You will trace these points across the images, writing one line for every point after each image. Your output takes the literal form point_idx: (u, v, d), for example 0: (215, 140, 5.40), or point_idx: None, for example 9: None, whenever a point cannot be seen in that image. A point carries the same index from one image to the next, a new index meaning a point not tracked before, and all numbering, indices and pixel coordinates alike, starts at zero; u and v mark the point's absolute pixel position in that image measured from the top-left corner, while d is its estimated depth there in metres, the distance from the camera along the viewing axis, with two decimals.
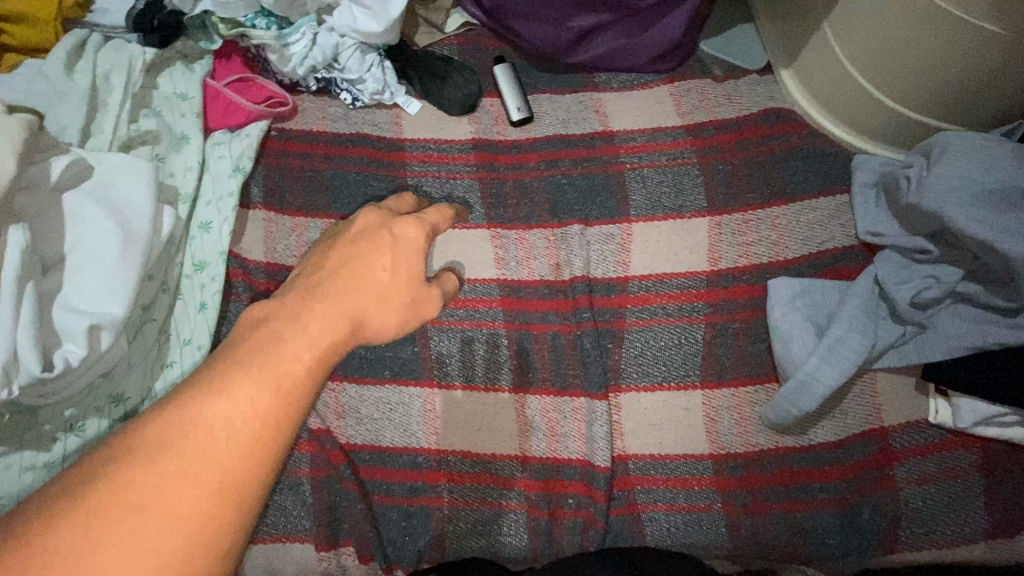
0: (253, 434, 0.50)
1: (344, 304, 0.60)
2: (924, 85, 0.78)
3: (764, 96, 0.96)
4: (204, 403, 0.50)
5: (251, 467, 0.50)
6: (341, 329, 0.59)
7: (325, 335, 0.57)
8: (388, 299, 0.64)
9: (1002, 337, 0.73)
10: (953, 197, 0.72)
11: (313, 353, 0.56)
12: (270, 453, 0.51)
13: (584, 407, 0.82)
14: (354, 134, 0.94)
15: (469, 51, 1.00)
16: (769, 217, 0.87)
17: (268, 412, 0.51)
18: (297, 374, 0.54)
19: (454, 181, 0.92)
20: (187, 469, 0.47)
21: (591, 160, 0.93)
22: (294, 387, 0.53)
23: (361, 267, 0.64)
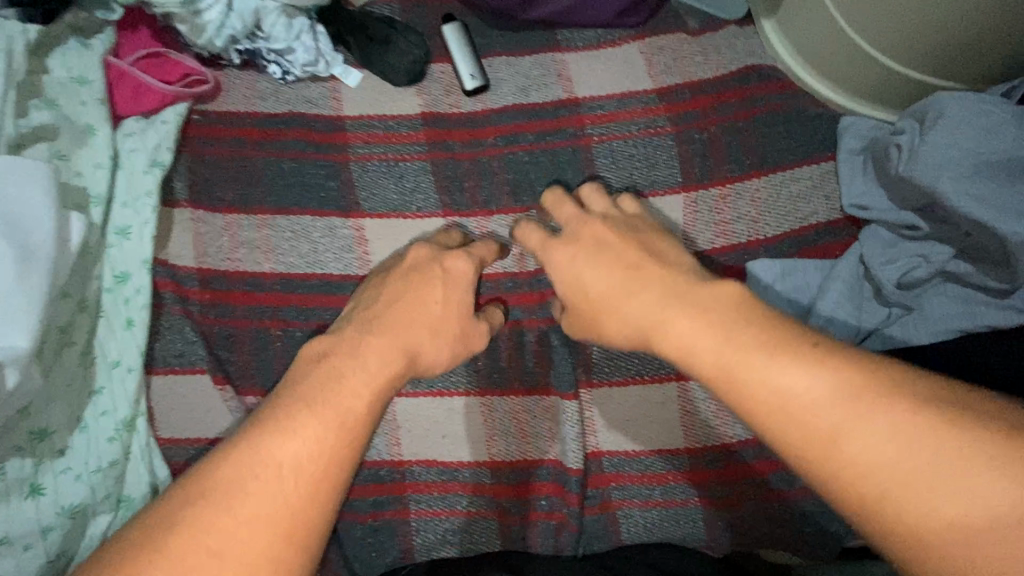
0: (321, 470, 0.52)
1: (400, 337, 0.64)
2: (919, 39, 0.70)
3: (743, 51, 0.86)
4: (276, 441, 0.52)
5: (322, 505, 0.51)
6: (396, 362, 0.62)
7: (382, 369, 0.61)
8: (441, 331, 0.68)
9: (992, 319, 0.67)
10: (947, 169, 0.65)
11: (372, 388, 0.59)
12: (340, 487, 0.53)
13: (554, 407, 0.78)
14: (286, 114, 0.84)
15: (413, 9, 0.88)
16: (748, 192, 0.80)
17: (333, 448, 0.53)
18: (358, 410, 0.56)
19: (403, 163, 0.83)
20: (257, 509, 0.49)
21: (555, 132, 0.84)
22: (352, 422, 0.55)
23: (416, 301, 0.68)
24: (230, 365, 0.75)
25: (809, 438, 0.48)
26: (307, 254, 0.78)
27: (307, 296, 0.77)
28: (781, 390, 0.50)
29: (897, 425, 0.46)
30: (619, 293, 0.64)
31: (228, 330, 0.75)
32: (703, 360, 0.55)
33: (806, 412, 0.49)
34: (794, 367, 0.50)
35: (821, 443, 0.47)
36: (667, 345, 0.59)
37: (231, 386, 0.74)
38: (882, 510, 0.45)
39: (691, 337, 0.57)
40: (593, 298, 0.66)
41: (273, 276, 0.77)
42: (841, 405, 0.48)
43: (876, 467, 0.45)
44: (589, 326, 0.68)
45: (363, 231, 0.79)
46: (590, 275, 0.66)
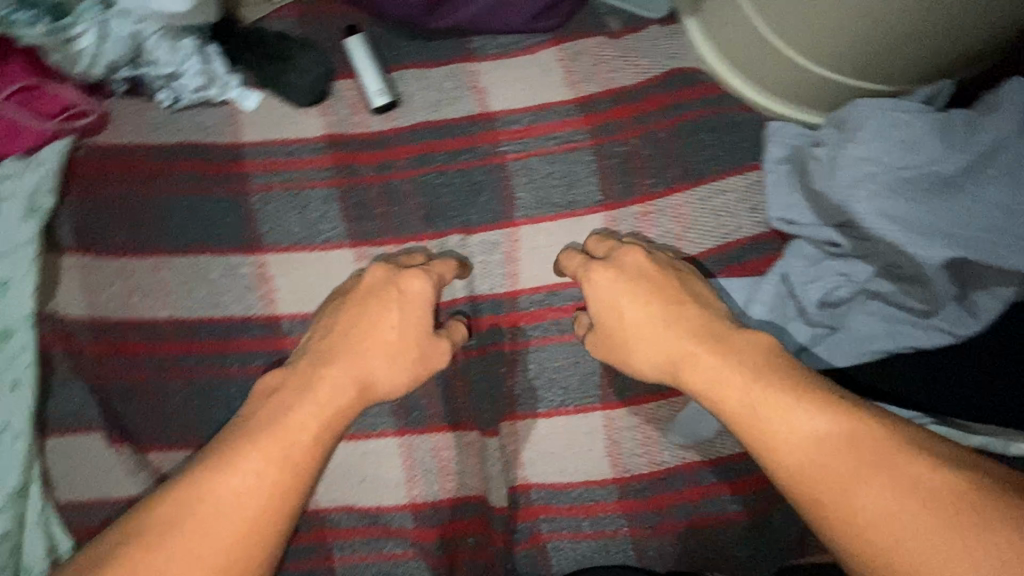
0: (261, 508, 0.55)
1: (352, 368, 0.64)
2: (837, 42, 0.66)
3: (667, 54, 0.81)
4: (219, 477, 0.55)
5: (261, 540, 0.55)
6: (346, 395, 0.62)
7: (332, 403, 0.61)
8: (399, 354, 0.66)
9: (916, 339, 0.65)
10: (862, 188, 0.62)
11: (321, 420, 0.60)
12: (279, 525, 0.56)
13: (477, 442, 0.76)
14: (178, 144, 0.78)
15: (313, 21, 0.82)
16: (670, 207, 0.76)
17: (275, 486, 0.56)
18: (303, 444, 0.59)
19: (308, 192, 0.78)
20: (193, 547, 0.53)
21: (469, 150, 0.80)
22: (297, 459, 0.58)
23: (369, 325, 0.67)
24: (131, 420, 0.71)
25: (826, 484, 0.51)
26: (207, 296, 0.74)
27: (209, 342, 0.73)
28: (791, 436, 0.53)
29: (911, 480, 0.48)
30: (657, 323, 0.65)
31: (127, 383, 0.72)
32: (726, 397, 0.58)
33: (819, 457, 0.52)
34: (815, 412, 0.53)
35: (837, 488, 0.50)
36: (695, 380, 0.61)
37: (130, 444, 0.70)
38: (888, 563, 0.47)
39: (716, 372, 0.60)
40: (622, 325, 0.67)
41: (172, 323, 0.73)
42: (857, 456, 0.50)
43: (885, 520, 0.47)
44: (612, 351, 0.68)
45: (266, 267, 0.75)
46: (622, 304, 0.67)
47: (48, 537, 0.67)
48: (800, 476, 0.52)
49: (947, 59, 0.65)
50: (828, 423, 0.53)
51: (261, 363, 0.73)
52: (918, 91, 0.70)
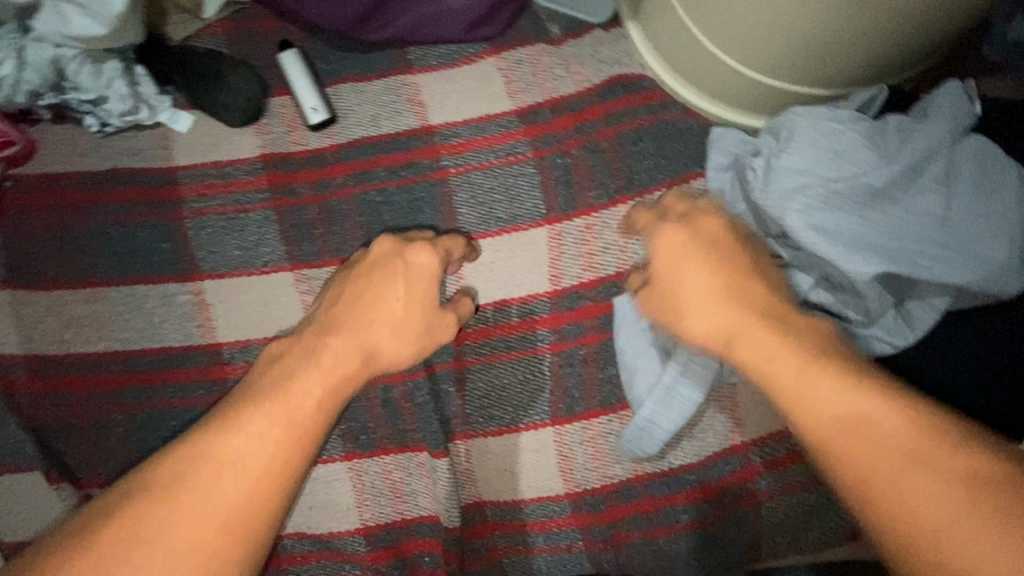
0: (263, 467, 0.55)
1: (357, 338, 0.62)
2: (772, 47, 0.64)
3: (608, 60, 0.80)
4: (224, 436, 0.56)
5: (260, 505, 0.55)
6: (350, 364, 0.61)
7: (331, 371, 0.60)
8: (403, 326, 0.64)
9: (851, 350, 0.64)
10: (797, 198, 0.61)
11: (325, 387, 0.60)
12: (280, 488, 0.56)
13: (428, 463, 0.75)
14: (108, 170, 0.76)
15: (245, 37, 0.80)
16: (614, 220, 0.76)
17: (280, 449, 0.56)
18: (305, 411, 0.58)
19: (245, 215, 0.76)
20: (197, 503, 0.53)
21: (409, 165, 0.78)
22: (301, 423, 0.57)
23: (375, 296, 0.64)
24: (70, 458, 0.70)
25: (872, 466, 0.48)
26: (143, 327, 0.73)
27: (147, 374, 0.72)
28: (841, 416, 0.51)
29: (958, 471, 0.46)
30: (710, 290, 0.61)
31: (66, 420, 0.70)
32: (780, 373, 0.55)
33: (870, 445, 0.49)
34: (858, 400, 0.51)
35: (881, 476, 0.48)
36: (748, 355, 0.58)
37: (69, 483, 0.69)
38: (934, 548, 0.44)
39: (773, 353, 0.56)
40: (678, 289, 0.63)
41: (108, 356, 0.72)
42: (908, 448, 0.48)
43: (937, 512, 0.45)
44: (666, 316, 0.64)
45: (203, 294, 0.74)
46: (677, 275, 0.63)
47: None
48: (844, 462, 0.50)
49: (882, 60, 0.64)
50: (876, 411, 0.50)
51: (201, 393, 0.72)
52: (856, 95, 0.69)
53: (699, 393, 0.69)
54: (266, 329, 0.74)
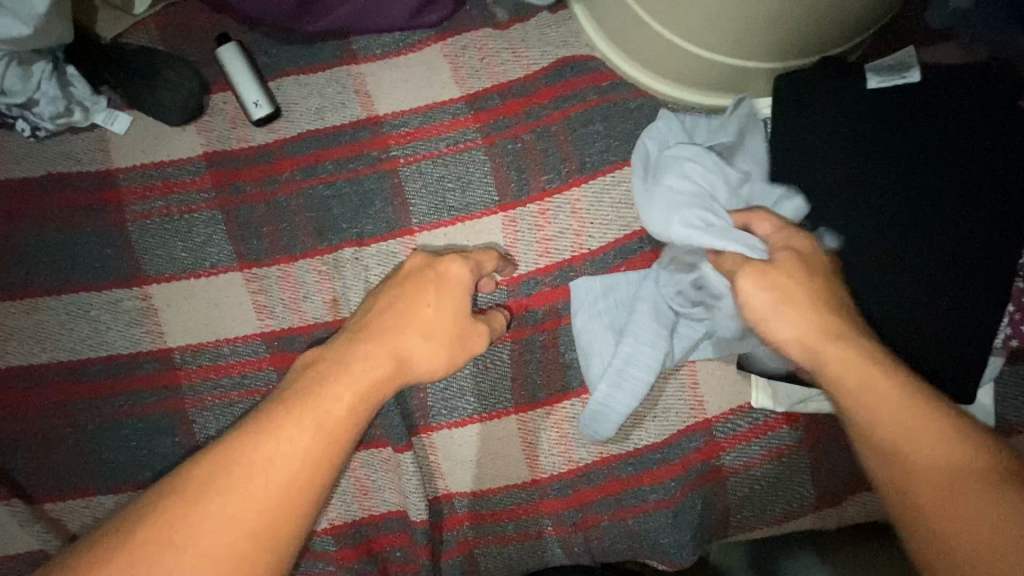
0: (293, 474, 0.50)
1: (389, 343, 0.60)
2: (718, 25, 0.64)
3: (555, 42, 0.79)
4: (254, 441, 0.51)
5: (291, 514, 0.50)
6: (384, 368, 0.59)
7: (365, 375, 0.57)
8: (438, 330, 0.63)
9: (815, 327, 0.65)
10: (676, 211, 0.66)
11: (355, 394, 0.56)
12: (312, 493, 0.51)
13: (392, 459, 0.74)
14: (44, 176, 0.73)
15: (181, 33, 0.77)
16: (568, 203, 0.75)
17: (311, 454, 0.52)
18: (337, 415, 0.54)
19: (190, 216, 0.74)
20: (227, 511, 0.48)
21: (358, 158, 0.77)
22: (333, 429, 0.53)
23: (408, 304, 0.63)
24: (19, 473, 0.68)
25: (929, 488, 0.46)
26: (88, 336, 0.70)
27: (95, 384, 0.70)
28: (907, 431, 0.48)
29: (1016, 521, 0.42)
30: (813, 292, 0.56)
31: (14, 436, 0.68)
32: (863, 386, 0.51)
33: (931, 462, 0.47)
34: (906, 421, 0.48)
35: (941, 494, 0.45)
36: (838, 362, 0.52)
37: (20, 499, 0.66)
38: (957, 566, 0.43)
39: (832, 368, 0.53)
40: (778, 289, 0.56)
41: (52, 368, 0.69)
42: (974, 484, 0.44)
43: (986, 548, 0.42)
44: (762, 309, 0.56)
45: (150, 299, 0.72)
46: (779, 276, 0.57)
47: None
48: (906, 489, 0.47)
49: (824, 31, 0.65)
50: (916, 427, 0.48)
51: (153, 400, 0.70)
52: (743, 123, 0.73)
53: (650, 374, 0.69)
54: (218, 331, 0.72)
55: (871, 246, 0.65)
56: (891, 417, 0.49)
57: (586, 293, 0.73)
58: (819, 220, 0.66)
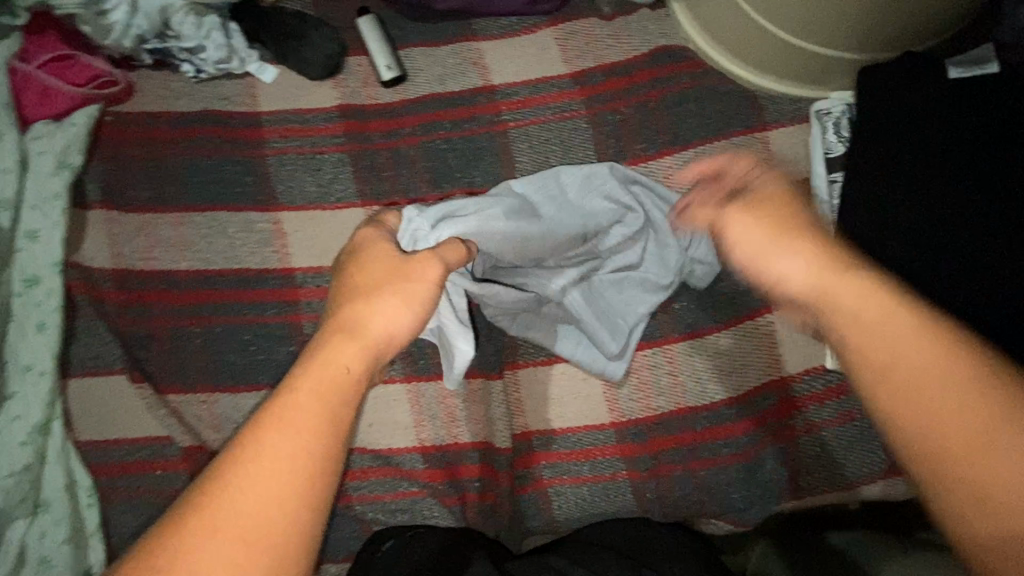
0: (278, 478, 0.43)
1: (345, 322, 0.54)
2: (827, 17, 0.73)
3: (655, 33, 0.88)
4: (235, 457, 0.43)
5: (295, 515, 0.42)
6: (348, 341, 0.52)
7: (336, 361, 0.50)
8: (412, 297, 0.57)
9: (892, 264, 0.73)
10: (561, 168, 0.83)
11: (328, 376, 0.48)
12: (312, 485, 0.43)
13: (480, 389, 0.79)
14: (200, 112, 0.83)
15: (328, 2, 0.88)
16: (661, 169, 0.83)
17: (300, 450, 0.44)
18: (313, 398, 0.46)
19: (321, 156, 0.83)
20: (216, 536, 0.41)
21: (472, 119, 0.85)
22: (316, 414, 0.46)
23: (358, 279, 0.57)
24: (148, 364, 0.74)
25: (955, 442, 0.40)
26: (225, 250, 0.78)
27: (226, 292, 0.77)
28: (925, 365, 0.42)
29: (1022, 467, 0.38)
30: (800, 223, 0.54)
31: (146, 330, 0.75)
32: (868, 332, 0.45)
33: (945, 413, 0.41)
34: (960, 378, 0.41)
35: (973, 444, 0.39)
36: (854, 309, 0.47)
37: (150, 385, 0.73)
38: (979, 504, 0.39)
39: (890, 322, 0.45)
40: (772, 235, 0.54)
41: (189, 274, 0.77)
42: (979, 433, 0.39)
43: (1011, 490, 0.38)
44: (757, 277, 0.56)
45: (280, 224, 0.80)
46: (772, 218, 0.55)
47: (69, 472, 0.70)
48: (922, 442, 0.41)
49: (914, 28, 0.74)
50: (940, 376, 0.42)
51: (274, 312, 0.77)
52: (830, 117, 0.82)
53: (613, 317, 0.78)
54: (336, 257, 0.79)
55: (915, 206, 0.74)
56: (920, 351, 0.43)
57: (483, 223, 0.72)
58: (868, 173, 0.76)
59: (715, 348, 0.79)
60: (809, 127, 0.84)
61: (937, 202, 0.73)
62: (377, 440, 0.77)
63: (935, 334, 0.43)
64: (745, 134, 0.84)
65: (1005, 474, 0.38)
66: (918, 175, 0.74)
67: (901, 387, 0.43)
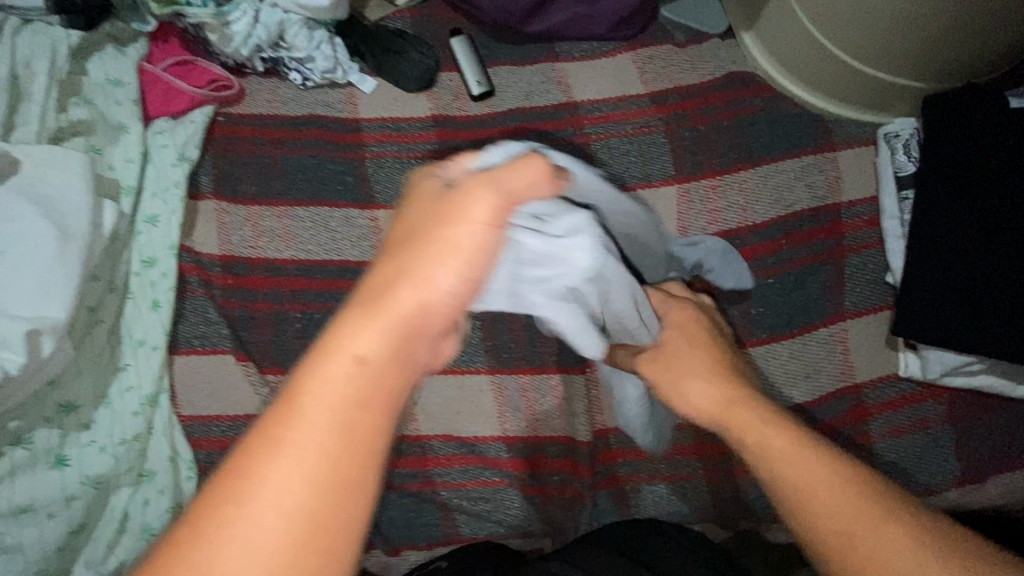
0: (296, 503, 0.32)
1: (399, 266, 0.38)
2: (897, 48, 0.80)
3: (727, 60, 0.95)
4: (262, 450, 0.33)
5: (319, 555, 0.32)
6: (397, 312, 0.36)
7: (385, 334, 0.35)
8: (450, 256, 0.38)
9: (956, 273, 0.77)
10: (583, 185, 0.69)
11: (375, 361, 0.35)
12: (341, 514, 0.32)
13: (561, 384, 0.81)
14: (305, 116, 0.89)
15: (426, 23, 0.96)
16: (736, 182, 0.87)
17: (326, 467, 0.33)
18: (346, 394, 0.34)
19: (415, 161, 0.89)
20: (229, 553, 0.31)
21: (557, 132, 0.91)
22: (362, 416, 0.34)
23: (409, 217, 0.41)
24: (251, 346, 0.78)
25: (827, 520, 0.44)
26: (326, 242, 0.83)
27: (326, 281, 0.81)
28: (812, 472, 0.46)
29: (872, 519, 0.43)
30: (693, 352, 0.59)
31: (250, 313, 0.79)
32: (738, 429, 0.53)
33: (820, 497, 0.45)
34: (830, 473, 0.46)
35: (842, 520, 0.44)
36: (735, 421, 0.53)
37: (253, 364, 0.77)
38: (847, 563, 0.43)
39: (775, 442, 0.49)
40: (665, 371, 0.59)
41: (292, 263, 0.81)
42: (854, 512, 0.44)
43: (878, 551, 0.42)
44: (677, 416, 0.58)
45: (378, 221, 0.84)
46: (665, 356, 0.60)
47: (172, 444, 0.72)
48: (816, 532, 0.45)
49: (980, 61, 0.80)
50: (814, 468, 0.47)
51: None
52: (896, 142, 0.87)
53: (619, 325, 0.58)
54: None
55: (991, 225, 0.77)
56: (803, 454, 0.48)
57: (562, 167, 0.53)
58: (928, 187, 0.80)
59: (790, 353, 0.82)
60: (876, 149, 0.89)
61: (1000, 209, 0.77)
62: (462, 429, 0.79)
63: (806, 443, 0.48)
64: (816, 152, 0.88)
65: (868, 539, 0.42)
66: (979, 184, 0.78)
67: (797, 497, 0.46)
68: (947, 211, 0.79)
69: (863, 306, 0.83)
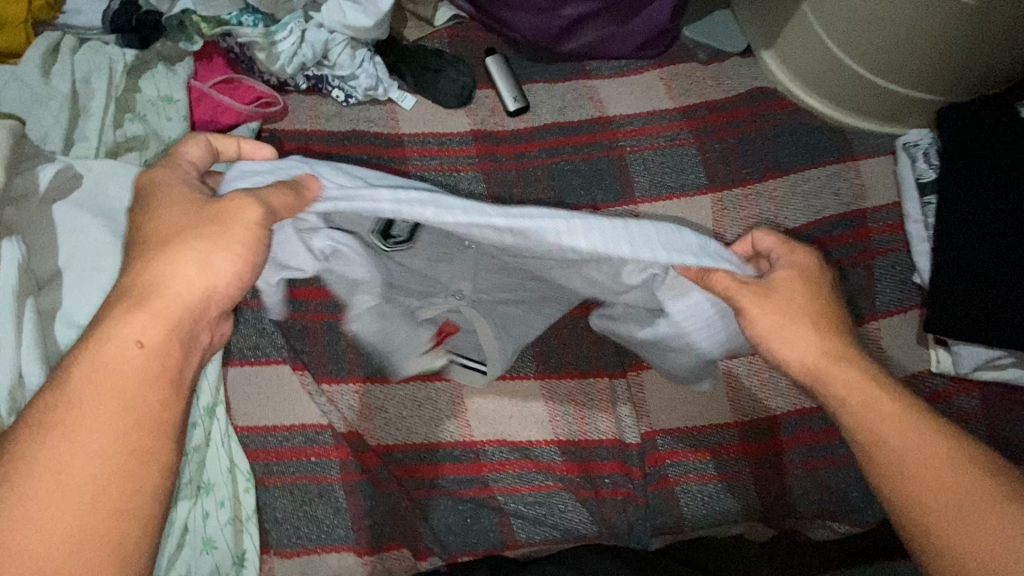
0: (100, 458, 0.43)
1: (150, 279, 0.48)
2: (913, 64, 0.85)
3: (749, 76, 1.00)
4: (50, 429, 0.43)
5: (123, 491, 0.43)
6: (166, 308, 0.48)
7: (153, 329, 0.47)
8: (218, 248, 0.49)
9: (985, 271, 0.80)
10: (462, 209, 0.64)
11: (149, 349, 0.46)
12: (143, 460, 0.44)
13: (608, 388, 0.83)
14: (348, 132, 0.92)
15: (462, 43, 1.00)
16: (766, 191, 0.91)
17: (124, 428, 0.44)
18: (135, 370, 0.46)
19: (457, 173, 0.92)
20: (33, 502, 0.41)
21: (592, 145, 0.95)
22: (149, 391, 0.46)
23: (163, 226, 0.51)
24: (305, 355, 0.80)
25: (932, 493, 0.47)
26: None
27: None
28: (923, 448, 0.49)
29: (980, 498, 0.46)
30: (813, 300, 0.57)
31: (303, 323, 0.80)
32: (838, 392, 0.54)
33: (929, 475, 0.48)
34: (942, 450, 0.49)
35: (949, 497, 0.47)
36: (838, 380, 0.54)
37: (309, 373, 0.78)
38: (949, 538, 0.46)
39: (886, 409, 0.51)
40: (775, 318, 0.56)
41: None
42: (962, 491, 0.47)
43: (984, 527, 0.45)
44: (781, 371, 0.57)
45: None
46: (781, 304, 0.57)
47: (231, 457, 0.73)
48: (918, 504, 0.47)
49: (991, 75, 0.86)
50: (924, 442, 0.49)
51: None
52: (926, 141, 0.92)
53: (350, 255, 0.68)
54: None
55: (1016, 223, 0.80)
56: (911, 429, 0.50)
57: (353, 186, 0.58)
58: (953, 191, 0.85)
59: None
60: (896, 158, 0.94)
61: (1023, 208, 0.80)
62: (513, 433, 0.80)
63: (916, 419, 0.50)
64: (838, 162, 0.93)
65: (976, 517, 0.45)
66: (1002, 186, 0.82)
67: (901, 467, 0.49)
68: (974, 212, 0.83)
69: (893, 306, 0.87)
